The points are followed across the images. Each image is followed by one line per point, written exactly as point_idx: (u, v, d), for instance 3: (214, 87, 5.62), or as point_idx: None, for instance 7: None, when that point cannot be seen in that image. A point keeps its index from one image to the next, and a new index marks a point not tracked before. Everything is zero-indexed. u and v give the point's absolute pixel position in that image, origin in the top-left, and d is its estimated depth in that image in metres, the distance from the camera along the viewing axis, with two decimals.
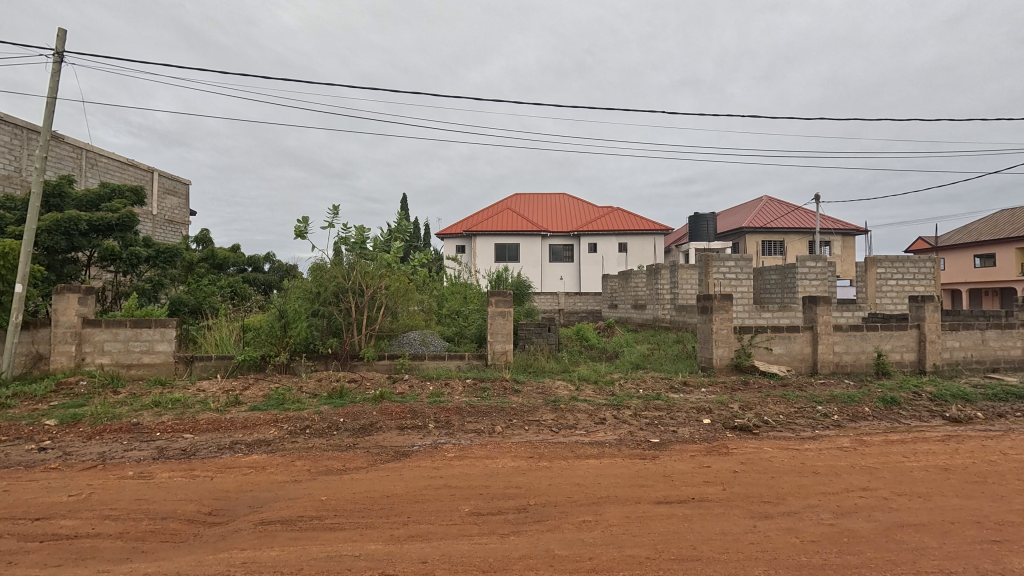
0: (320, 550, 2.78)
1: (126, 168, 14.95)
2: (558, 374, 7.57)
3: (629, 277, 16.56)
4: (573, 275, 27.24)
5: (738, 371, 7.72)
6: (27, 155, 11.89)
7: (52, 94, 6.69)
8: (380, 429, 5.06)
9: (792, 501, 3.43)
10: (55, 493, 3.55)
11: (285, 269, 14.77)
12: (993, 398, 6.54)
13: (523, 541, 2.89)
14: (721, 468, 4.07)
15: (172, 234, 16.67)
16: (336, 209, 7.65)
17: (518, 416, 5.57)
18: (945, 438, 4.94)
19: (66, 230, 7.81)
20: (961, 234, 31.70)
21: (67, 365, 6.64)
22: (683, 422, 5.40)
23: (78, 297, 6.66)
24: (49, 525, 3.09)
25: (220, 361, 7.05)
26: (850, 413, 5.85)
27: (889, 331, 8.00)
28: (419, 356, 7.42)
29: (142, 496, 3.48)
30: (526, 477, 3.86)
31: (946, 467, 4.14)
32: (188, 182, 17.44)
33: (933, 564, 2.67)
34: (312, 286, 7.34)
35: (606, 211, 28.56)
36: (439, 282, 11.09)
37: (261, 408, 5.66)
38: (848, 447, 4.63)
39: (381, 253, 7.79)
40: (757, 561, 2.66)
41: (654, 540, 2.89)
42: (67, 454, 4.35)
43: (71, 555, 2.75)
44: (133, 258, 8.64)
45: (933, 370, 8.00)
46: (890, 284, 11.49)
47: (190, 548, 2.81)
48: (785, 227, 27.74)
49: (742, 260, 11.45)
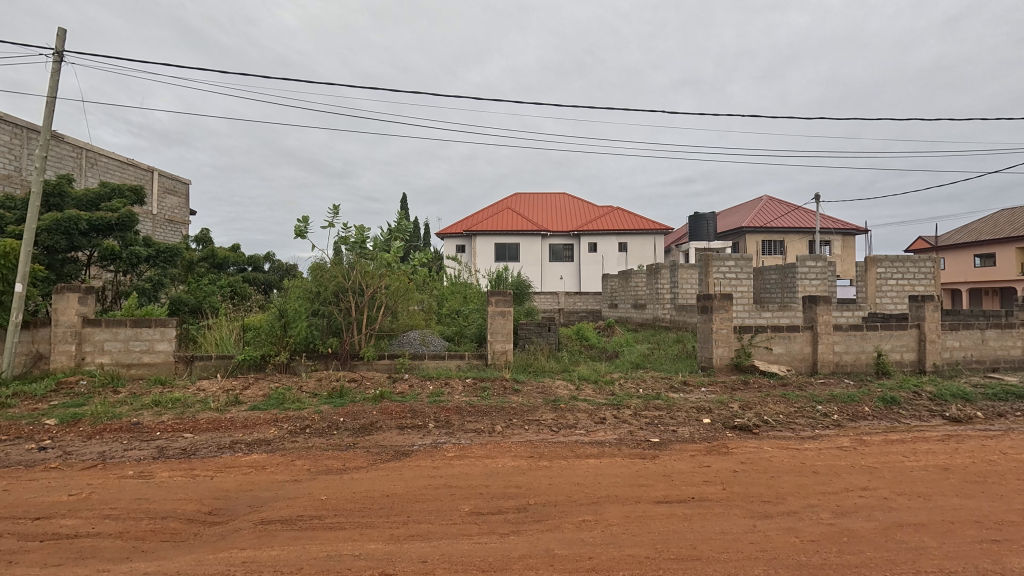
0: (320, 549, 2.78)
1: (126, 168, 14.95)
2: (558, 373, 7.57)
3: (628, 277, 16.57)
4: (573, 275, 27.24)
5: (738, 371, 7.72)
6: (27, 155, 11.88)
7: (52, 93, 6.68)
8: (379, 428, 5.06)
9: (791, 501, 3.43)
10: (55, 492, 3.56)
11: (285, 268, 14.77)
12: (993, 398, 6.54)
13: (523, 540, 2.89)
14: (721, 467, 4.07)
15: (172, 234, 16.67)
16: (336, 209, 7.64)
17: (518, 416, 5.57)
18: (944, 438, 4.93)
19: (65, 230, 7.80)
20: (960, 234, 31.71)
21: (67, 364, 6.64)
22: (683, 422, 5.40)
23: (78, 296, 6.66)
24: (49, 524, 3.09)
25: (220, 360, 7.05)
26: (850, 413, 5.85)
27: (889, 330, 8.00)
28: (419, 356, 7.42)
29: (142, 496, 3.48)
30: (526, 476, 3.86)
31: (946, 467, 4.14)
32: (187, 182, 17.44)
33: (933, 564, 2.67)
34: (311, 286, 7.33)
35: (606, 211, 28.54)
36: (439, 282, 11.08)
37: (260, 408, 5.66)
38: (848, 447, 4.63)
39: (381, 253, 7.78)
40: (756, 561, 2.66)
41: (653, 539, 2.89)
42: (67, 453, 4.35)
43: (71, 555, 2.74)
44: (133, 257, 8.64)
45: (933, 369, 8.00)
46: (890, 284, 11.48)
47: (190, 548, 2.80)
48: (785, 227, 27.74)
49: (742, 260, 11.44)
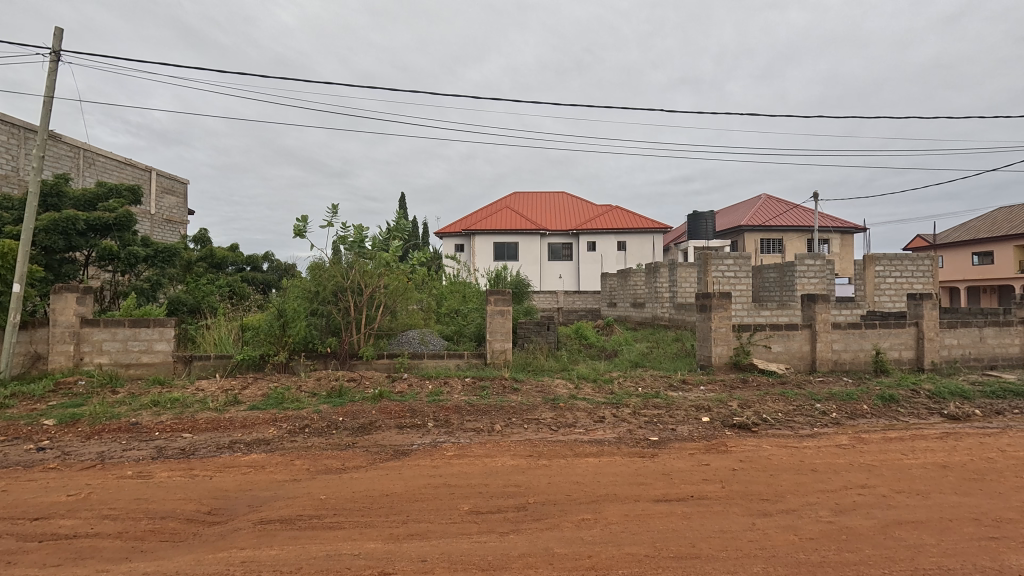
0: (320, 548, 2.78)
1: (124, 168, 14.93)
2: (557, 372, 7.58)
3: (627, 276, 16.58)
4: (572, 274, 27.24)
5: (737, 369, 7.73)
6: (25, 155, 11.86)
7: (50, 93, 6.67)
8: (379, 428, 5.06)
9: (790, 499, 3.43)
10: (54, 493, 3.55)
11: (284, 268, 14.75)
12: (992, 396, 6.55)
13: (522, 539, 2.89)
14: (720, 466, 4.07)
15: (171, 234, 16.65)
16: (335, 207, 7.62)
17: (518, 415, 5.57)
18: (943, 435, 4.94)
19: (64, 230, 7.78)
20: (959, 232, 31.76)
21: (66, 364, 6.63)
22: (682, 420, 5.40)
23: (76, 296, 6.65)
24: (48, 524, 3.09)
25: (219, 360, 7.05)
26: (848, 411, 5.86)
27: (888, 329, 8.00)
28: (418, 355, 7.41)
29: (141, 496, 3.47)
30: (526, 475, 3.87)
31: (944, 464, 4.15)
32: (186, 181, 17.41)
33: (932, 561, 2.68)
34: (310, 285, 7.32)
35: (605, 210, 28.55)
36: (438, 281, 11.07)
37: (259, 407, 5.66)
38: (846, 445, 4.63)
39: (380, 252, 7.77)
40: (755, 559, 2.67)
41: (652, 538, 2.90)
42: (66, 453, 4.34)
43: (71, 555, 2.74)
44: (131, 257, 8.63)
45: (931, 367, 8.02)
46: (888, 282, 11.51)
47: (189, 548, 2.80)
48: (783, 225, 27.76)
49: (741, 258, 11.45)
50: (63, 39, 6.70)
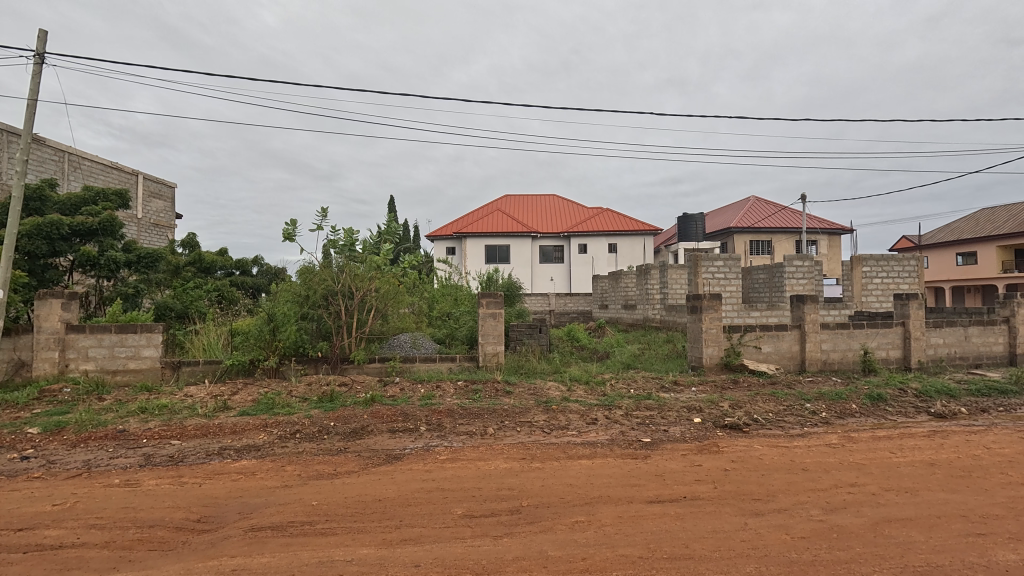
0: (312, 555, 2.76)
1: (110, 171, 14.74)
2: (550, 374, 7.61)
3: (618, 278, 16.61)
4: (563, 276, 27.30)
5: (727, 370, 7.78)
6: (7, 158, 11.67)
7: (32, 94, 6.56)
8: (371, 432, 5.03)
9: (782, 498, 3.46)
10: (39, 502, 3.48)
11: (274, 271, 14.62)
12: (977, 394, 6.67)
13: (516, 543, 2.88)
14: (712, 466, 4.09)
15: (157, 237, 16.43)
16: (324, 211, 7.54)
17: (511, 417, 5.59)
18: (930, 433, 5.01)
19: (47, 235, 7.69)
20: (942, 233, 32.34)
21: (50, 371, 6.52)
22: (674, 422, 5.43)
23: (61, 303, 6.55)
24: (34, 535, 3.03)
25: (208, 365, 6.96)
26: (838, 410, 5.93)
27: (875, 328, 8.12)
28: (410, 358, 7.41)
29: (130, 504, 3.43)
30: (519, 478, 3.87)
31: (932, 462, 4.21)
32: (173, 185, 17.24)
33: (922, 559, 2.70)
34: (300, 289, 7.28)
35: (594, 213, 28.62)
36: (429, 285, 11.07)
37: (250, 413, 5.60)
38: (836, 444, 4.69)
39: (371, 255, 7.69)
40: (748, 559, 2.68)
41: (647, 538, 2.91)
42: (51, 462, 4.27)
43: (58, 565, 2.70)
44: (113, 263, 8.44)
45: (918, 366, 8.15)
46: (875, 282, 11.69)
47: (179, 557, 2.77)
48: (772, 227, 28.10)
49: (731, 260, 11.53)
50: (47, 41, 6.60)
